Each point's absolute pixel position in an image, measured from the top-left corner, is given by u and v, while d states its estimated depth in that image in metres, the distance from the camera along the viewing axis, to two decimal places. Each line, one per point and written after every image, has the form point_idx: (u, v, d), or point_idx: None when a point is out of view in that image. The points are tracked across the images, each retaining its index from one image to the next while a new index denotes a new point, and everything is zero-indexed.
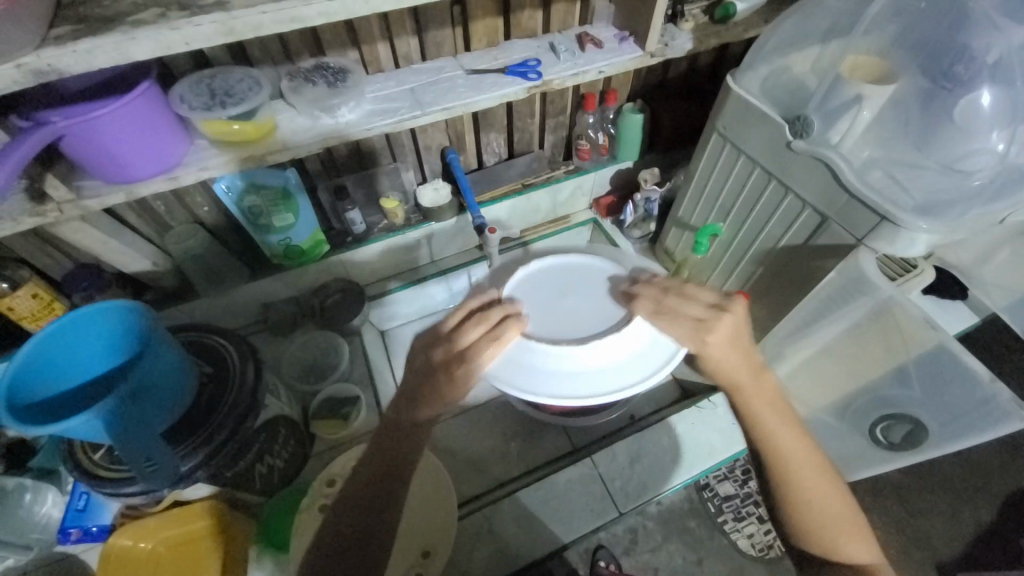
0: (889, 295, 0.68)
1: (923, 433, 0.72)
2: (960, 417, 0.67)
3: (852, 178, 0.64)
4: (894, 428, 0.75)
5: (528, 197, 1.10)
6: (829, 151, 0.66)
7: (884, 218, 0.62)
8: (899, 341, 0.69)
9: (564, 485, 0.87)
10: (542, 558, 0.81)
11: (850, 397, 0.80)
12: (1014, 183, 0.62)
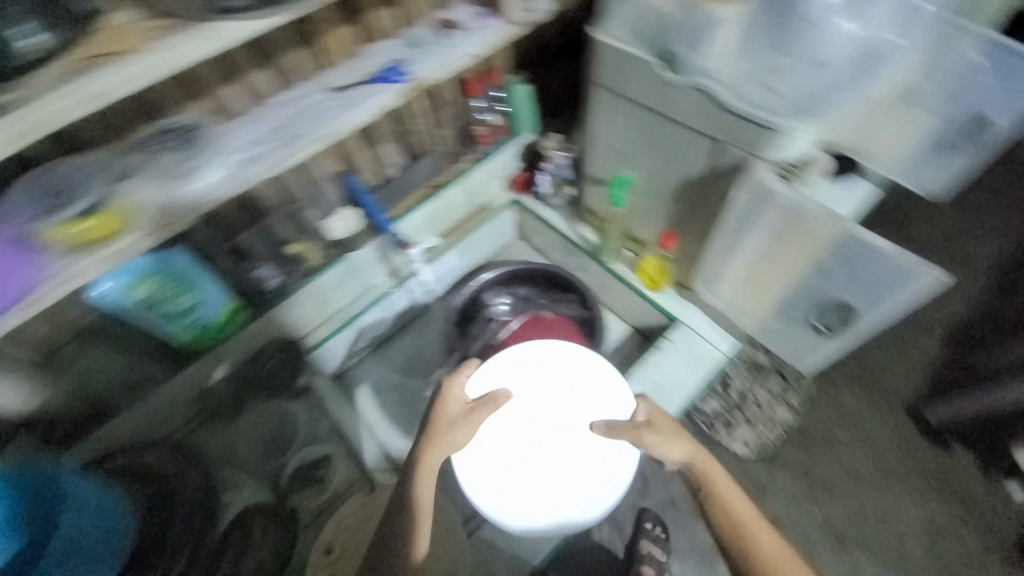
0: (793, 202, 0.70)
1: (855, 311, 0.77)
2: (879, 289, 0.72)
3: (734, 96, 0.66)
4: (830, 316, 0.80)
5: (442, 198, 1.08)
6: (706, 76, 0.68)
7: (767, 127, 0.64)
8: (812, 239, 0.73)
9: None
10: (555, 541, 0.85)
11: (787, 298, 0.83)
12: (865, 69, 0.70)
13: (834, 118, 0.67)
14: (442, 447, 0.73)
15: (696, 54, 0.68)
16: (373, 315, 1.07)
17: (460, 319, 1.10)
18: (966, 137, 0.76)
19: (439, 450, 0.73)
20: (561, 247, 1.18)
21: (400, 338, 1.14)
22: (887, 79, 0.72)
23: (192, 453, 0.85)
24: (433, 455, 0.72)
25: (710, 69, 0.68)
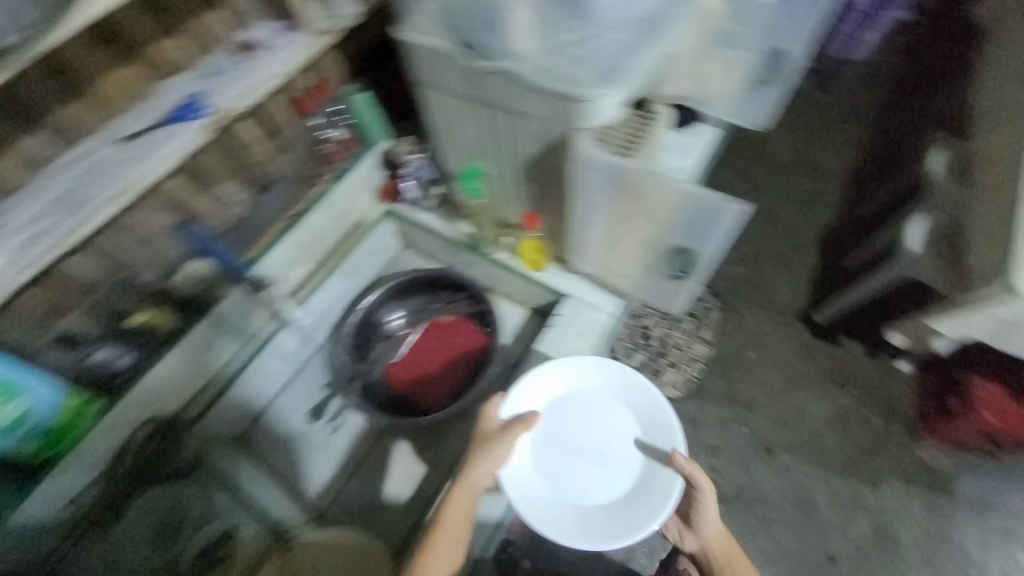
0: (635, 166, 0.72)
1: (694, 254, 0.88)
2: (705, 231, 0.84)
3: (542, 75, 0.67)
4: (676, 262, 0.92)
5: (305, 226, 1.05)
6: (515, 59, 0.68)
7: (570, 99, 0.67)
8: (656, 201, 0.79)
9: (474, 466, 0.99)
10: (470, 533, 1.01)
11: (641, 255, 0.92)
12: (659, 19, 0.73)
13: (642, 74, 0.70)
14: (484, 460, 0.88)
15: (498, 37, 0.68)
16: (262, 365, 1.12)
17: (357, 344, 1.06)
18: (773, 73, 1.06)
19: (481, 467, 0.88)
20: (444, 248, 1.17)
21: (296, 382, 1.18)
22: (685, 21, 0.75)
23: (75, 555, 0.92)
24: (476, 469, 0.87)
25: (516, 49, 0.68)
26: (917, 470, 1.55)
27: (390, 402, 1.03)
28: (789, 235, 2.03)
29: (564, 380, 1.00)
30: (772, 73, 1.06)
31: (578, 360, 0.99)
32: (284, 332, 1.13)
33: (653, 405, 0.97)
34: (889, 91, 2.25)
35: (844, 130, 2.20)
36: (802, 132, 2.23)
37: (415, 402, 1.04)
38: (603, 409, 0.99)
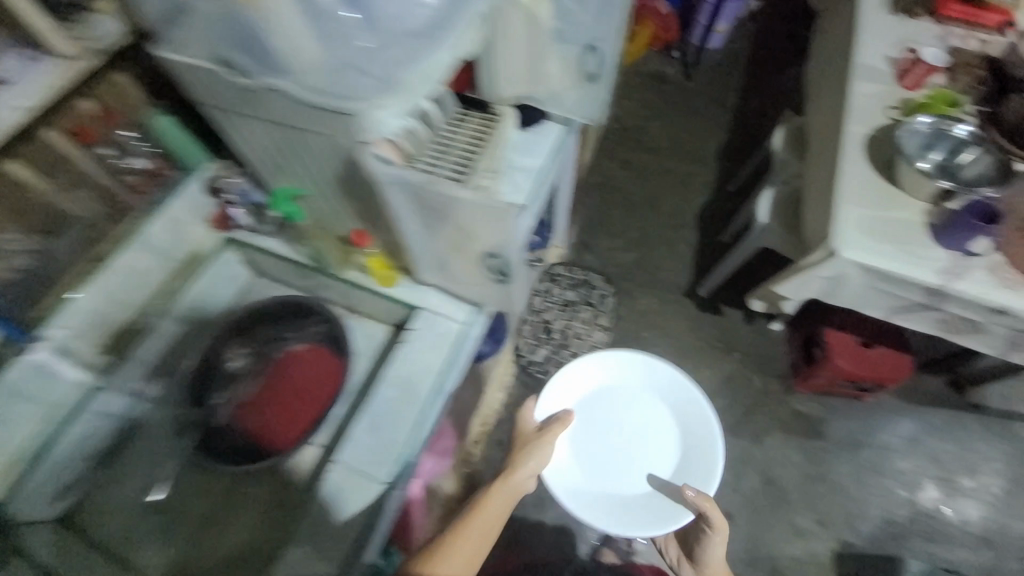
0: (403, 181, 0.71)
1: (504, 257, 0.82)
2: (502, 237, 0.77)
3: (301, 91, 0.67)
4: (495, 266, 0.86)
5: (119, 269, 1.05)
6: (275, 73, 0.67)
7: (344, 113, 0.67)
8: (445, 210, 0.75)
9: (338, 484, 0.97)
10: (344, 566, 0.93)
11: (462, 258, 0.88)
12: (433, 28, 0.71)
13: (411, 91, 0.68)
14: (527, 456, 1.15)
15: (254, 52, 0.66)
16: (76, 428, 0.98)
17: (196, 389, 0.96)
18: (592, 65, 1.15)
19: (526, 457, 1.16)
20: (294, 273, 1.10)
21: (146, 443, 1.10)
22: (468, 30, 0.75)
23: None
24: (522, 462, 1.14)
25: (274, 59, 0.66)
26: (797, 424, 1.69)
27: (235, 452, 0.93)
28: (672, 216, 2.14)
29: (628, 376, 1.40)
30: (592, 64, 1.15)
31: (619, 359, 1.40)
32: (107, 387, 1.02)
33: (699, 420, 1.33)
34: (747, 74, 2.44)
35: (713, 114, 2.36)
36: (676, 118, 2.37)
37: (263, 447, 0.94)
38: (659, 415, 1.37)
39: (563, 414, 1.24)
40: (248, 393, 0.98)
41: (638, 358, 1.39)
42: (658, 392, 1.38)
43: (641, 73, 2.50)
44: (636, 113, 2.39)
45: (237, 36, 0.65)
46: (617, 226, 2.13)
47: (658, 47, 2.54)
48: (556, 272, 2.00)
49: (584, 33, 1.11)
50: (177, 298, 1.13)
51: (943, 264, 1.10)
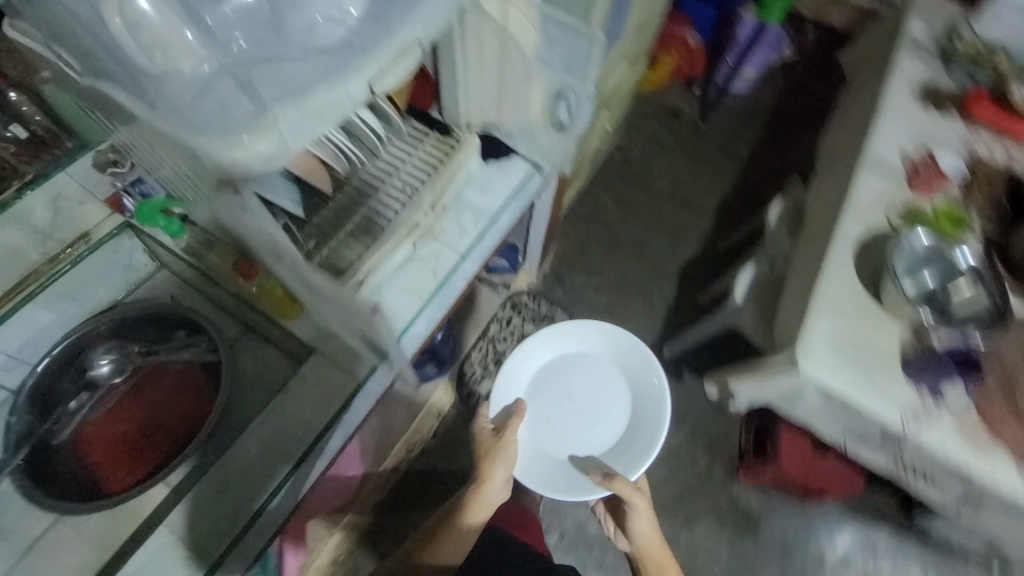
0: (270, 234, 0.63)
1: (379, 339, 0.75)
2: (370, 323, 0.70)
3: (148, 107, 0.52)
4: (381, 346, 0.77)
5: None
6: (118, 79, 0.52)
7: (189, 146, 0.53)
8: (324, 286, 0.68)
9: (156, 553, 0.77)
10: None
11: (340, 327, 0.78)
12: (340, 61, 0.57)
13: (286, 126, 0.54)
14: (491, 462, 1.06)
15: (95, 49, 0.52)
16: None
17: (43, 389, 0.86)
18: (565, 110, 0.97)
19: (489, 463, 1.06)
20: (186, 281, 0.95)
21: None
22: (393, 71, 0.62)
23: None
24: (489, 472, 1.04)
25: (120, 66, 0.52)
26: (733, 514, 1.60)
27: (71, 480, 0.83)
28: (654, 265, 2.02)
29: (584, 348, 1.28)
30: (564, 110, 0.97)
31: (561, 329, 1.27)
32: None
33: (650, 396, 1.22)
34: (764, 128, 2.30)
35: (720, 164, 2.23)
36: (681, 160, 2.24)
37: (99, 479, 0.84)
38: (612, 388, 1.25)
39: (518, 407, 1.16)
40: (104, 410, 0.88)
41: (595, 329, 1.27)
42: (612, 367, 1.26)
43: (657, 105, 2.36)
44: (641, 147, 2.26)
45: (79, 28, 0.52)
46: (595, 263, 2.01)
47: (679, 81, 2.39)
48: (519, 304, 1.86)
49: (556, 73, 0.92)
50: (60, 280, 0.90)
51: (909, 404, 0.99)
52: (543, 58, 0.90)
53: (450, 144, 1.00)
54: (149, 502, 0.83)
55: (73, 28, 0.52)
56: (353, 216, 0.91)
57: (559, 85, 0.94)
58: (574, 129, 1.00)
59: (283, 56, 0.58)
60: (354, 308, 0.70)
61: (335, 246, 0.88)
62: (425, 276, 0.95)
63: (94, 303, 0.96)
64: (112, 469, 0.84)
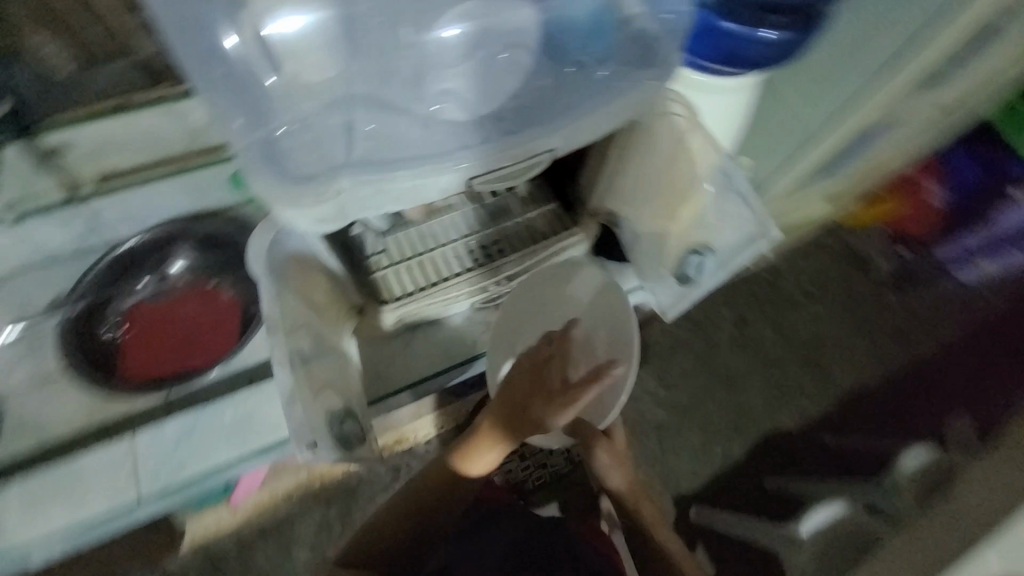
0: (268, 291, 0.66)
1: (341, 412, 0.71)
2: (323, 415, 0.67)
3: (233, 129, 0.47)
4: (334, 413, 0.69)
5: (127, 120, 0.85)
6: (215, 92, 0.48)
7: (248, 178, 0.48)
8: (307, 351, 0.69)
9: (90, 463, 0.75)
10: (27, 546, 0.71)
11: (337, 364, 0.77)
12: (451, 147, 0.51)
13: (352, 198, 0.47)
14: (549, 402, 0.62)
15: (211, 54, 0.49)
16: (37, 228, 0.91)
17: (123, 262, 0.95)
18: (693, 271, 0.82)
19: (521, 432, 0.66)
20: None
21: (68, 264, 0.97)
22: (512, 172, 0.52)
23: None
24: (533, 417, 0.64)
25: (240, 75, 0.50)
26: None
27: (103, 349, 0.91)
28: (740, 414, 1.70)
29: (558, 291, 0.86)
30: (693, 271, 0.82)
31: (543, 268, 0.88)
32: (81, 207, 0.91)
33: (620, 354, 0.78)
34: (971, 334, 1.60)
35: (882, 351, 1.59)
36: (841, 323, 1.62)
37: (122, 359, 0.91)
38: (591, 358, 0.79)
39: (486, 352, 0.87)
40: (159, 302, 0.95)
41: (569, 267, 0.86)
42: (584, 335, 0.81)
43: (853, 247, 1.69)
44: (805, 281, 1.66)
45: (208, 21, 0.50)
46: None
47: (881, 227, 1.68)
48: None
49: (707, 231, 0.82)
50: (180, 176, 0.93)
51: None
52: (704, 210, 0.81)
53: (563, 227, 0.88)
54: (140, 399, 0.88)
55: (201, 22, 0.50)
56: (422, 251, 0.84)
57: (699, 241, 0.82)
58: (693, 292, 0.83)
59: (399, 106, 0.54)
60: (312, 388, 0.67)
61: (394, 271, 0.82)
62: (464, 341, 0.89)
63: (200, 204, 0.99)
64: (128, 359, 0.90)
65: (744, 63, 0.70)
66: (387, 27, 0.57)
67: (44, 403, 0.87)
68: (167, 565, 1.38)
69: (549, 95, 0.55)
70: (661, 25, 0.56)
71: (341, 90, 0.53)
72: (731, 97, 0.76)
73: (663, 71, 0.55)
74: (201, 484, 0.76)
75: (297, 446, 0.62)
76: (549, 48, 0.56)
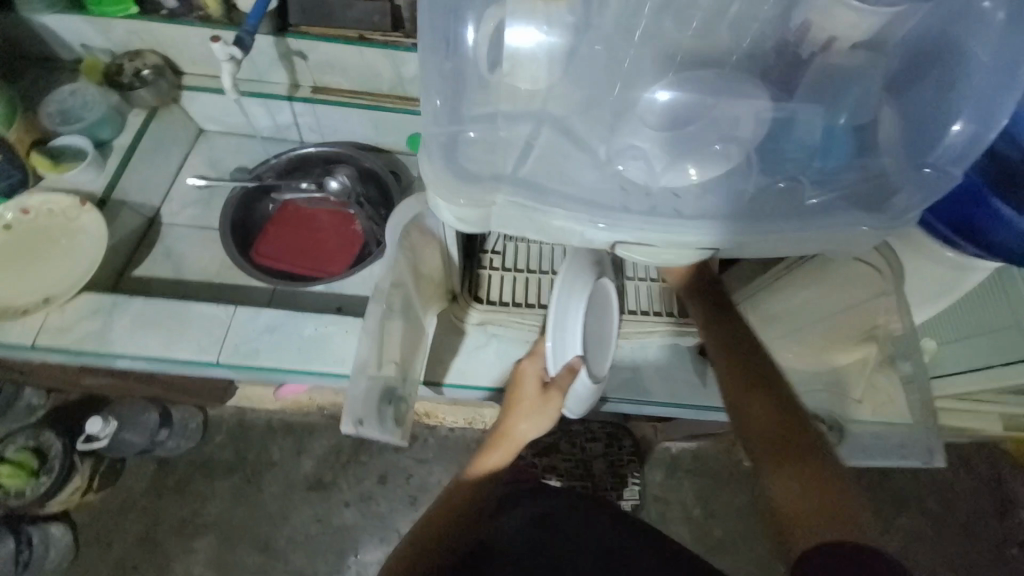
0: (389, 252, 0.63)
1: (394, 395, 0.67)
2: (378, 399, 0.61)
3: (428, 108, 0.48)
4: (387, 392, 0.65)
5: (362, 52, 0.97)
6: (432, 73, 0.49)
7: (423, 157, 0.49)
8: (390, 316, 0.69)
9: (194, 313, 0.85)
10: (125, 353, 0.83)
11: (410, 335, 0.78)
12: (618, 205, 0.48)
13: (499, 214, 0.47)
14: (520, 409, 0.73)
15: (447, 33, 0.50)
16: (253, 107, 1.06)
17: (297, 162, 1.09)
18: None
19: (498, 443, 0.74)
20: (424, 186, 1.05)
21: (262, 145, 1.14)
22: (665, 256, 0.49)
23: (31, 83, 1.01)
24: (506, 422, 0.73)
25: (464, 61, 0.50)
26: None
27: (256, 226, 1.06)
28: None
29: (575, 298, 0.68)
30: None
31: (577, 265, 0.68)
32: (292, 105, 1.05)
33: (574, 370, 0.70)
34: None
35: None
36: (944, 554, 1.34)
37: (261, 241, 1.04)
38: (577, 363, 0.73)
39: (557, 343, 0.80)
40: (310, 207, 1.08)
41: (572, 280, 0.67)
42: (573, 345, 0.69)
43: (1001, 483, 1.42)
44: (926, 490, 1.40)
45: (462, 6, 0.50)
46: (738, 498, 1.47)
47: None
48: (624, 441, 1.46)
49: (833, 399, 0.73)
50: (375, 111, 1.04)
51: None
52: (834, 379, 0.74)
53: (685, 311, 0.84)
54: (254, 280, 0.99)
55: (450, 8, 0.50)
56: (533, 269, 0.84)
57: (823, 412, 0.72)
58: None
59: (584, 141, 0.51)
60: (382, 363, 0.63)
61: (500, 275, 0.84)
62: None
63: (377, 140, 1.10)
64: (261, 246, 1.03)
65: (988, 248, 0.56)
66: (613, 59, 0.55)
67: (192, 245, 1.03)
68: (211, 411, 1.56)
69: (744, 197, 0.48)
70: (914, 175, 0.47)
71: (535, 103, 0.51)
72: (941, 273, 0.64)
73: (890, 220, 0.46)
74: (263, 374, 0.83)
75: (343, 422, 0.54)
76: (768, 145, 0.49)
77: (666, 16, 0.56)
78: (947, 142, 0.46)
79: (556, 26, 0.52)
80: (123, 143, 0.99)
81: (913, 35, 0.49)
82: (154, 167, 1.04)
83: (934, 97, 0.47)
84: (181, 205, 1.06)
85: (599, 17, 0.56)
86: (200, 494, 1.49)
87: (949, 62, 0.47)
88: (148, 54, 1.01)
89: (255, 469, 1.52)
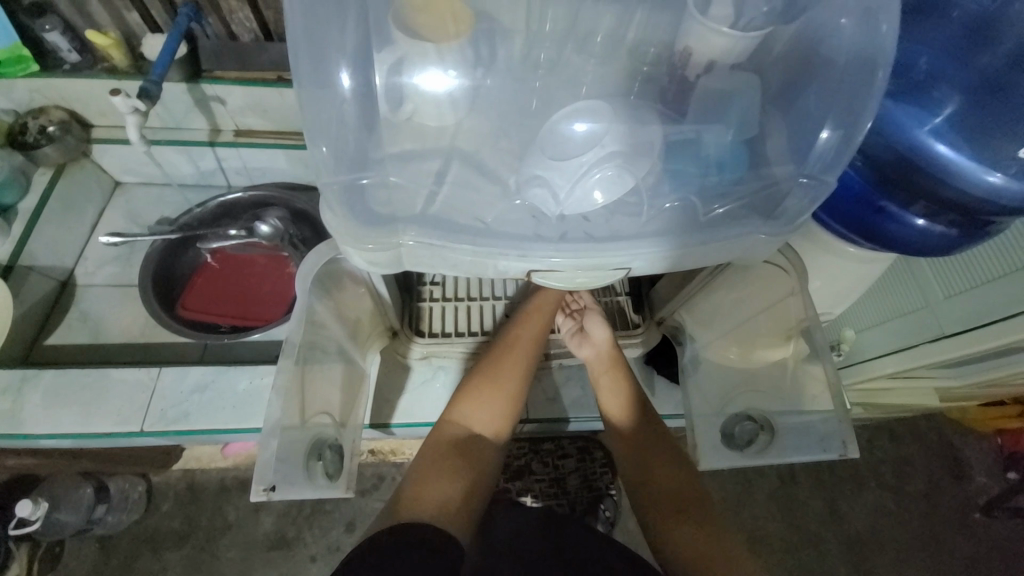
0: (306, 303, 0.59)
1: (321, 450, 0.64)
2: (294, 461, 0.58)
3: (321, 147, 0.46)
4: (317, 443, 0.63)
5: (281, 93, 0.93)
6: (323, 115, 0.47)
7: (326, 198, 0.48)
8: (326, 364, 0.67)
9: (113, 379, 0.80)
10: (38, 432, 0.76)
11: (353, 377, 0.76)
12: (524, 235, 0.48)
13: (409, 253, 0.47)
14: None
15: (334, 81, 0.47)
16: (172, 156, 1.03)
17: (226, 207, 1.05)
18: (743, 437, 0.70)
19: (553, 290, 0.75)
20: None
21: (190, 193, 1.10)
22: (580, 279, 0.49)
23: None
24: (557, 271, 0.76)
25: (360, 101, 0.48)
26: None
27: (182, 279, 1.02)
28: None
29: None
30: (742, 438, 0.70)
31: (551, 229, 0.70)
32: (215, 149, 1.02)
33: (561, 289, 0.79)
34: None
35: (944, 558, 1.32)
36: (909, 526, 1.35)
37: (187, 294, 0.99)
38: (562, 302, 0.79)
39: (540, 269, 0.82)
40: (243, 252, 1.04)
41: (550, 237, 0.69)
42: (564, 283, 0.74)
43: (952, 448, 1.44)
44: (887, 465, 1.41)
45: (350, 51, 0.48)
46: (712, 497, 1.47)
47: (971, 430, 1.46)
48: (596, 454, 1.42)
49: (769, 392, 0.73)
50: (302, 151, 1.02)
51: None
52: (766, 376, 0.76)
53: (627, 325, 0.85)
54: (180, 337, 0.94)
55: (326, 53, 0.47)
56: (474, 296, 0.84)
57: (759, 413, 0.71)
58: (733, 458, 0.68)
59: (491, 172, 0.52)
60: (301, 418, 0.60)
61: (440, 306, 0.83)
62: None
63: (309, 178, 1.09)
64: (187, 303, 0.98)
65: (882, 240, 0.62)
66: (516, 89, 0.57)
67: (114, 306, 0.97)
68: (155, 478, 1.44)
69: (646, 218, 0.50)
70: (794, 185, 0.49)
71: (438, 139, 0.52)
72: (843, 264, 0.70)
73: (779, 229, 0.50)
74: (195, 436, 0.78)
75: (254, 488, 0.52)
76: (662, 165, 0.51)
77: (565, 46, 0.59)
78: (821, 151, 0.49)
79: (454, 67, 0.53)
80: (29, 205, 0.93)
81: (781, 53, 0.53)
82: (64, 227, 0.98)
83: (805, 109, 0.51)
84: (102, 264, 1.01)
85: (499, 51, 0.58)
86: (148, 571, 1.35)
87: (810, 81, 0.51)
88: (52, 110, 0.95)
89: (208, 537, 1.39)
